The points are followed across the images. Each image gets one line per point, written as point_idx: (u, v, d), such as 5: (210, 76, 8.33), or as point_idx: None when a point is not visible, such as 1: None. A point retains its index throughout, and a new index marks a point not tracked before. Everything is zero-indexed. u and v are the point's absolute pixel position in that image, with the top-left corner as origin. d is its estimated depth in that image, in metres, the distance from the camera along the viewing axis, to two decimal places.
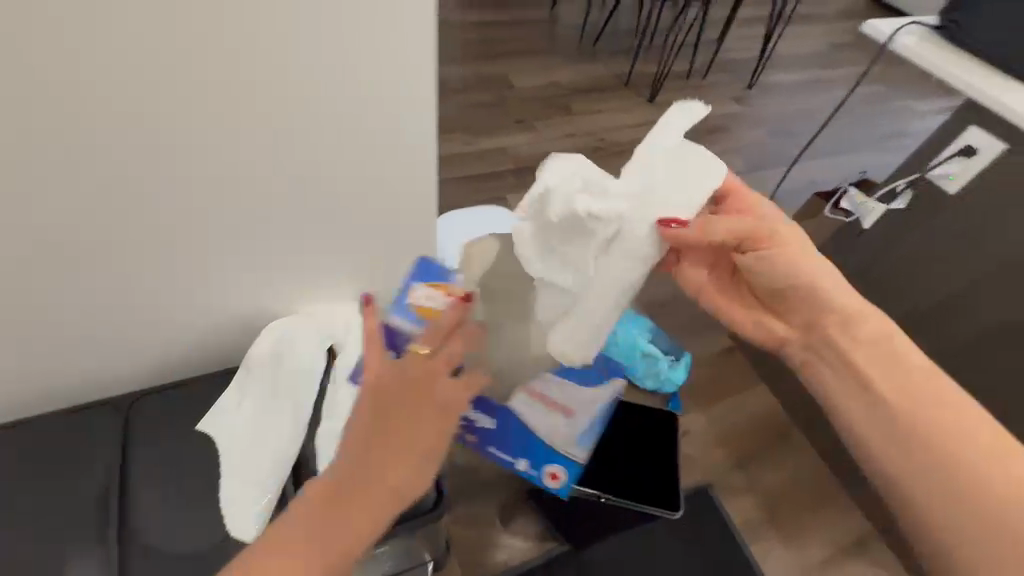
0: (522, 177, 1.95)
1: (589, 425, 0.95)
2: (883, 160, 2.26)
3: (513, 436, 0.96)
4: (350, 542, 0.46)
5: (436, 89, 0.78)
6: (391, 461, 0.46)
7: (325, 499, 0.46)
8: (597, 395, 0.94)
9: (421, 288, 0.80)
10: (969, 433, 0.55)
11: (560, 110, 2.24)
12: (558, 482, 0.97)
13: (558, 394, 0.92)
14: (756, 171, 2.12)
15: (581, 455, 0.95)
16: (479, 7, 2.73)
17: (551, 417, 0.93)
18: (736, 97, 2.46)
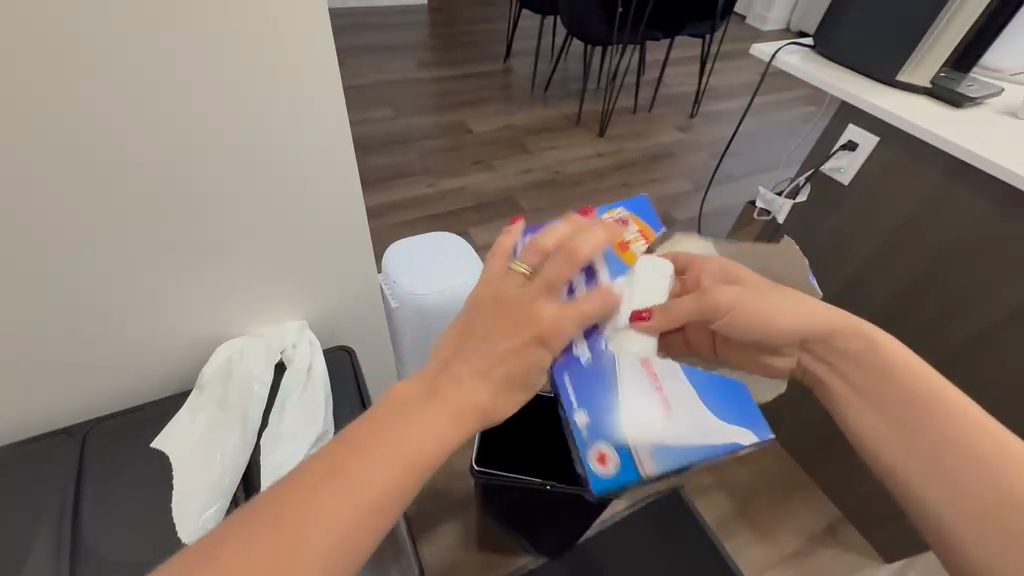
0: (482, 213, 2.06)
1: (692, 444, 0.60)
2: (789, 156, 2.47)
3: (591, 393, 0.58)
4: (393, 479, 0.39)
5: (344, 112, 0.69)
6: (457, 382, 0.43)
7: (371, 428, 0.41)
8: (724, 427, 0.62)
9: (624, 210, 0.66)
10: (937, 396, 0.55)
11: (516, 149, 2.39)
12: (604, 470, 0.59)
13: (679, 379, 0.65)
14: (703, 188, 2.24)
15: (657, 460, 0.60)
16: (438, 66, 2.96)
17: (648, 393, 0.61)
18: (680, 126, 2.65)
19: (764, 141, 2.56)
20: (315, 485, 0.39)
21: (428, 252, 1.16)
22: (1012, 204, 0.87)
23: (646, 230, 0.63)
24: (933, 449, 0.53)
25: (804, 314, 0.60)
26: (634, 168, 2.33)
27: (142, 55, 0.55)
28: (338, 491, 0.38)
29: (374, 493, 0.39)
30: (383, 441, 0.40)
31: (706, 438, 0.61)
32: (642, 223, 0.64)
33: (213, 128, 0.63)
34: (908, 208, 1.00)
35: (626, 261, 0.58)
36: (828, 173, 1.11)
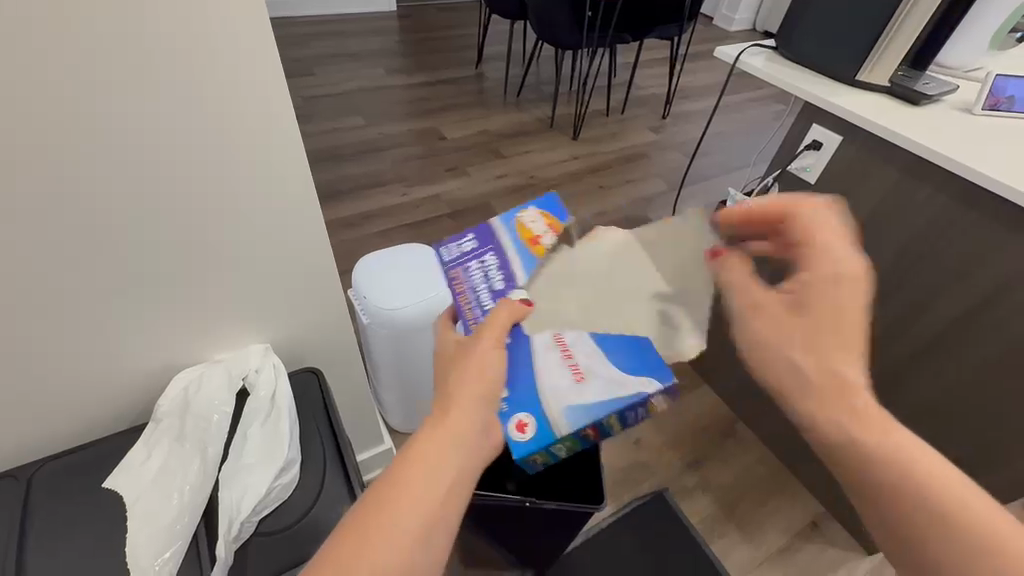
0: (458, 220, 2.03)
1: (606, 401, 0.55)
2: (757, 151, 2.52)
3: (515, 369, 0.58)
4: (428, 510, 0.40)
5: (296, 133, 0.62)
6: (449, 410, 0.46)
7: (397, 475, 0.41)
8: (634, 381, 0.55)
9: (535, 209, 0.68)
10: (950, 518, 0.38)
11: (490, 155, 2.38)
12: (531, 432, 0.56)
13: (592, 348, 0.58)
14: (677, 188, 2.26)
15: (568, 423, 0.55)
16: (408, 73, 2.92)
17: (558, 361, 0.57)
18: (654, 127, 2.67)
19: (736, 140, 2.59)
20: (378, 513, 0.39)
21: (401, 264, 1.13)
22: (969, 200, 0.89)
23: (554, 224, 0.66)
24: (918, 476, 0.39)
25: (836, 350, 0.43)
26: (609, 170, 2.34)
27: (95, 57, 0.48)
28: (400, 508, 0.39)
29: (426, 507, 0.40)
30: (413, 476, 0.41)
31: (620, 390, 0.55)
32: (551, 219, 0.67)
33: (171, 133, 0.55)
34: (870, 206, 1.02)
35: (541, 255, 0.63)
36: (795, 172, 1.13)
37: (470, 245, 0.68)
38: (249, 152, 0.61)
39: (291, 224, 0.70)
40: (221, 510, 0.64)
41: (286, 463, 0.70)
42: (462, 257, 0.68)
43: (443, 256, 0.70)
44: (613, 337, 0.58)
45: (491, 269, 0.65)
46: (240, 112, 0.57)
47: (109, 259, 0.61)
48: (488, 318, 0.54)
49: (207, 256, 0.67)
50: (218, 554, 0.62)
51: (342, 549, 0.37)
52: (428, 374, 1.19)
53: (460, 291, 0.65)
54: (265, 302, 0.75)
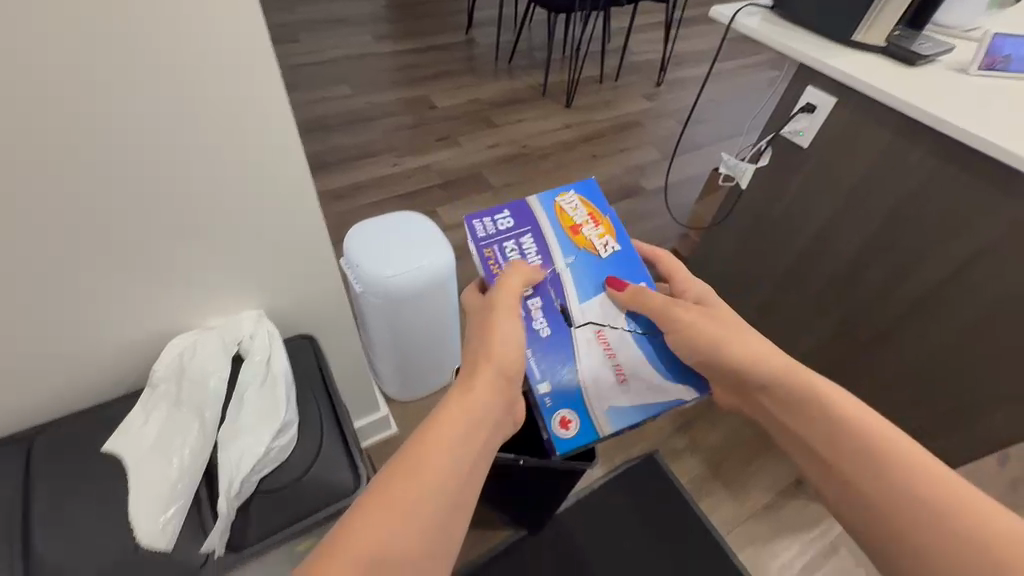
0: (450, 191, 2.01)
1: (647, 404, 0.59)
2: (751, 119, 2.49)
3: (558, 363, 0.60)
4: (467, 459, 0.45)
5: (282, 98, 0.59)
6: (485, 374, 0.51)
7: (439, 426, 0.46)
8: (673, 386, 0.60)
9: (574, 194, 0.70)
10: (937, 483, 0.45)
11: (482, 124, 2.33)
12: (572, 428, 0.58)
13: (630, 350, 0.61)
14: (670, 156, 2.24)
15: (612, 423, 0.58)
16: (395, 39, 2.83)
17: (602, 361, 0.61)
18: (648, 94, 2.62)
19: (729, 107, 2.56)
20: (424, 457, 0.44)
21: (392, 232, 1.12)
22: (962, 163, 0.89)
23: (596, 215, 0.69)
24: (871, 469, 0.47)
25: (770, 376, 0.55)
26: (602, 139, 2.31)
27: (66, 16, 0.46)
28: (440, 456, 0.44)
29: (466, 457, 0.45)
30: (455, 429, 0.46)
31: (657, 396, 0.59)
32: (592, 209, 0.69)
33: (148, 98, 0.53)
34: (864, 171, 1.02)
35: (583, 244, 0.66)
36: (788, 137, 1.12)
37: (507, 223, 0.67)
38: (235, 119, 0.58)
39: (279, 194, 0.68)
40: (221, 470, 0.65)
41: (286, 424, 0.71)
42: (497, 234, 0.66)
43: (477, 228, 0.67)
44: (650, 347, 0.62)
45: (530, 253, 0.65)
46: (224, 77, 0.55)
47: (96, 231, 0.60)
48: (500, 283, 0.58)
49: (195, 226, 0.65)
50: (220, 508, 0.63)
51: (390, 485, 0.42)
52: (423, 340, 1.20)
53: (497, 267, 0.64)
54: (255, 273, 0.74)
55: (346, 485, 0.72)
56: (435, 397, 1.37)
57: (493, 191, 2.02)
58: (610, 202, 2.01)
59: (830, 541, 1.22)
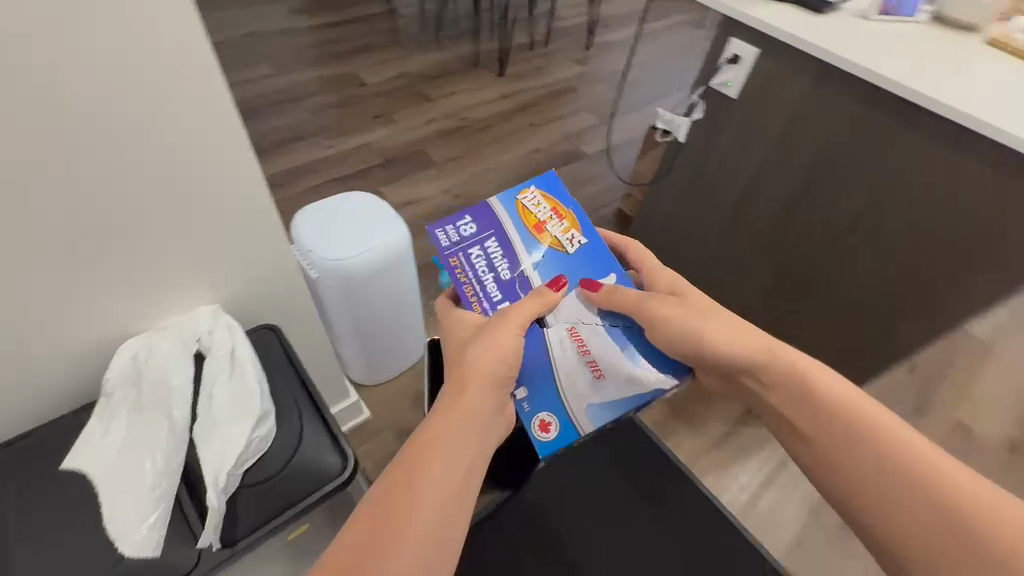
0: (391, 171, 1.95)
1: (626, 397, 0.58)
2: (678, 78, 2.56)
3: (533, 367, 0.59)
4: (459, 468, 0.47)
5: (222, 83, 0.55)
6: (469, 386, 0.52)
7: (428, 441, 0.48)
8: (653, 375, 0.58)
9: (536, 189, 0.67)
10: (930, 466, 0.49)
11: (415, 99, 2.26)
12: (553, 431, 0.58)
13: (605, 344, 0.59)
14: (606, 120, 2.28)
15: (592, 421, 0.58)
16: (311, 13, 2.65)
17: (577, 360, 0.58)
18: (578, 59, 2.63)
19: (657, 68, 2.62)
20: (415, 469, 0.46)
21: (341, 214, 1.09)
22: (873, 106, 0.97)
23: (560, 208, 0.66)
24: (869, 456, 0.50)
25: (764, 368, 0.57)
26: (538, 107, 2.31)
27: None
28: (431, 467, 0.47)
29: (457, 465, 0.48)
30: (442, 441, 0.48)
31: (638, 388, 0.58)
32: (554, 202, 0.67)
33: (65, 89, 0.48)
34: (789, 117, 1.09)
35: (548, 241, 0.65)
36: (716, 88, 1.18)
37: (469, 228, 0.65)
38: (167, 107, 0.54)
39: (224, 184, 0.64)
40: (203, 467, 0.63)
41: (264, 414, 0.69)
42: (460, 241, 0.64)
43: (440, 238, 0.65)
44: (626, 338, 0.60)
45: (495, 258, 0.64)
46: (150, 61, 0.50)
47: (20, 239, 0.54)
48: (512, 307, 0.57)
49: (133, 223, 0.60)
50: (208, 502, 0.62)
51: (385, 498, 0.45)
52: (386, 321, 1.19)
53: (464, 278, 0.63)
54: (204, 266, 0.70)
55: (335, 466, 0.71)
56: (403, 378, 1.37)
57: (436, 167, 1.99)
58: (553, 169, 2.03)
59: (780, 458, 1.35)
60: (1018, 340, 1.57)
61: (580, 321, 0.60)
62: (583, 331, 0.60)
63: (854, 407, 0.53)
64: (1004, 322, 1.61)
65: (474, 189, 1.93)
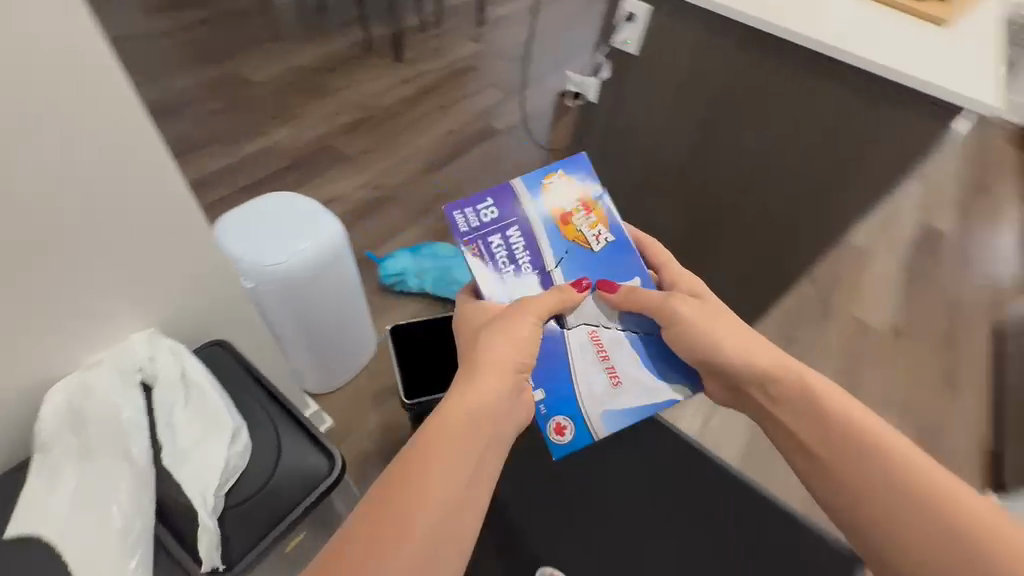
0: (302, 171, 1.85)
1: (637, 407, 0.65)
2: (575, 45, 2.61)
3: (555, 372, 0.66)
4: (472, 454, 0.49)
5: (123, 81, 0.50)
6: (481, 377, 0.53)
7: (442, 429, 0.49)
8: (660, 389, 0.67)
9: (562, 182, 0.73)
10: (922, 470, 0.50)
11: (313, 93, 2.14)
12: (569, 436, 0.64)
13: (622, 353, 0.68)
14: (513, 93, 2.29)
15: (604, 427, 0.65)
16: (174, 10, 2.39)
17: (595, 365, 0.67)
18: (475, 35, 2.60)
19: (553, 37, 2.65)
20: (429, 455, 0.47)
21: (267, 217, 1.03)
22: (755, 49, 1.08)
23: (583, 205, 0.72)
24: (866, 460, 0.52)
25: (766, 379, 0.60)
26: (443, 88, 2.27)
27: None
28: (445, 453, 0.48)
29: (471, 451, 0.49)
30: (454, 428, 0.49)
31: (649, 398, 0.66)
32: (578, 197, 0.73)
33: None
34: (685, 67, 1.18)
35: (572, 236, 0.71)
36: (619, 47, 1.24)
37: (492, 214, 0.71)
38: (63, 114, 0.48)
39: (141, 196, 0.58)
40: (187, 490, 0.60)
41: (236, 431, 0.65)
42: (482, 227, 0.70)
43: (462, 223, 0.70)
44: (638, 347, 0.69)
45: (515, 248, 0.70)
46: (33, 62, 0.44)
47: None
48: (535, 299, 0.61)
49: (42, 254, 0.53)
50: (201, 523, 0.59)
51: (404, 484, 0.46)
52: (336, 322, 1.15)
53: (485, 264, 0.68)
54: (134, 291, 0.64)
55: (322, 466, 0.69)
56: (359, 380, 1.33)
57: (349, 161, 1.91)
58: (470, 148, 2.03)
59: None
60: (892, 243, 1.83)
61: (600, 329, 0.69)
62: (602, 341, 0.68)
63: (874, 431, 0.54)
64: (877, 231, 1.87)
65: (393, 179, 1.87)
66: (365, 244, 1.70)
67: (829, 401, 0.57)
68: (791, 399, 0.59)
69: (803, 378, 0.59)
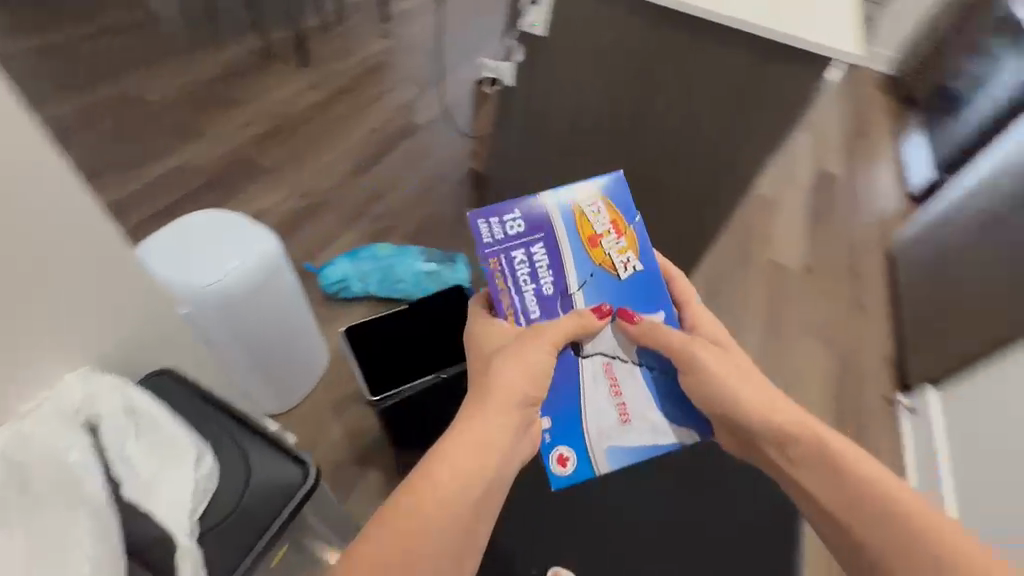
0: (219, 189, 1.76)
1: (642, 447, 0.62)
2: (485, 33, 2.62)
3: (565, 400, 0.62)
4: (481, 474, 0.50)
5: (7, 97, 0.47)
6: (492, 402, 0.54)
7: (452, 449, 0.50)
8: (671, 428, 0.63)
9: (599, 198, 0.68)
10: (951, 542, 0.46)
11: (217, 105, 2.02)
12: (570, 468, 0.61)
13: (635, 389, 0.64)
14: (430, 87, 2.28)
15: (608, 465, 0.61)
16: (42, 30, 2.17)
17: (607, 399, 0.63)
18: (382, 30, 2.54)
19: (462, 27, 2.65)
20: (439, 474, 0.49)
21: (191, 237, 0.99)
22: (652, 22, 1.14)
23: (618, 225, 0.67)
24: (887, 528, 0.49)
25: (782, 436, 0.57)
26: (357, 87, 2.22)
27: None
28: (454, 472, 0.49)
29: (480, 472, 0.50)
30: (463, 448, 0.51)
31: (657, 438, 0.62)
32: (614, 215, 0.68)
33: None
34: (591, 44, 1.24)
35: (601, 258, 0.66)
36: (528, 30, 1.27)
37: (518, 227, 0.65)
38: None
39: (49, 222, 0.54)
40: (160, 519, 0.59)
41: (200, 453, 0.65)
42: (506, 240, 0.64)
43: (485, 231, 0.64)
44: (655, 379, 0.65)
45: (539, 268, 0.65)
46: None
47: None
48: (554, 323, 0.61)
49: None
50: (180, 546, 0.58)
51: (414, 498, 0.47)
52: (284, 337, 1.13)
53: (506, 282, 0.64)
54: (63, 330, 0.59)
55: (296, 473, 0.69)
56: (317, 393, 1.30)
57: (269, 173, 1.83)
58: (395, 145, 2.00)
59: None
60: (795, 191, 2.02)
61: (618, 358, 0.64)
62: (617, 372, 0.64)
63: (918, 512, 0.49)
64: (781, 180, 2.06)
65: (319, 185, 1.82)
66: (300, 256, 1.64)
67: (848, 459, 0.53)
68: (807, 455, 0.56)
69: (821, 434, 0.56)
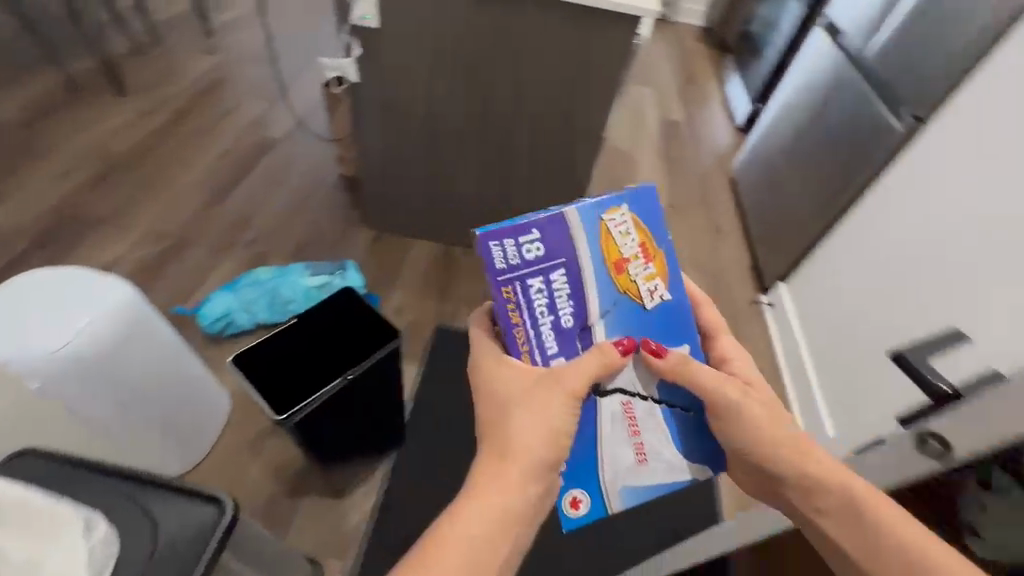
0: (48, 250, 1.54)
1: (658, 487, 0.58)
2: (325, 35, 2.50)
3: (581, 441, 0.58)
4: (498, 543, 0.48)
5: None
6: (510, 466, 0.51)
7: (468, 517, 0.48)
8: (689, 463, 0.60)
9: (625, 215, 0.62)
10: None
11: (21, 156, 1.74)
12: (583, 509, 0.57)
13: (655, 427, 0.59)
14: (277, 98, 2.14)
15: (620, 505, 0.58)
16: None
17: (625, 441, 0.58)
18: (208, 45, 2.33)
19: (298, 32, 2.50)
20: (456, 547, 0.47)
21: (26, 302, 0.89)
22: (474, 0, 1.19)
23: (645, 249, 0.62)
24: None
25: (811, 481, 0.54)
26: (193, 110, 2.02)
27: None
28: (472, 544, 0.47)
29: (497, 543, 0.48)
30: (478, 518, 0.48)
31: (672, 477, 0.59)
32: (640, 236, 0.62)
33: None
34: (424, 30, 1.26)
35: (625, 285, 0.61)
36: (359, 23, 1.26)
37: (537, 251, 0.58)
38: None
39: None
40: None
41: (89, 521, 0.58)
42: (522, 265, 0.57)
43: (499, 255, 0.56)
44: (678, 412, 0.61)
45: (558, 296, 0.58)
46: None
47: None
48: (579, 360, 0.55)
49: None
50: None
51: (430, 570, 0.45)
52: (175, 390, 1.04)
53: (522, 310, 0.57)
54: None
55: (211, 513, 0.66)
56: (224, 438, 1.21)
57: (107, 220, 1.63)
58: (252, 164, 1.86)
59: None
60: (648, 141, 2.23)
61: (640, 393, 0.60)
62: (636, 408, 0.59)
63: (944, 568, 0.46)
64: (634, 134, 2.25)
65: (173, 222, 1.65)
66: (167, 302, 1.49)
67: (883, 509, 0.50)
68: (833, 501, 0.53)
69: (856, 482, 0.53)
